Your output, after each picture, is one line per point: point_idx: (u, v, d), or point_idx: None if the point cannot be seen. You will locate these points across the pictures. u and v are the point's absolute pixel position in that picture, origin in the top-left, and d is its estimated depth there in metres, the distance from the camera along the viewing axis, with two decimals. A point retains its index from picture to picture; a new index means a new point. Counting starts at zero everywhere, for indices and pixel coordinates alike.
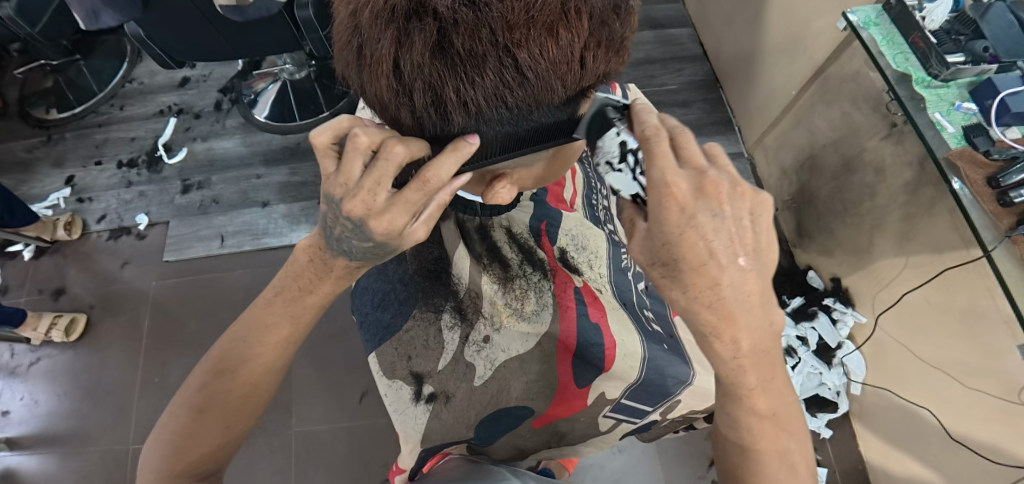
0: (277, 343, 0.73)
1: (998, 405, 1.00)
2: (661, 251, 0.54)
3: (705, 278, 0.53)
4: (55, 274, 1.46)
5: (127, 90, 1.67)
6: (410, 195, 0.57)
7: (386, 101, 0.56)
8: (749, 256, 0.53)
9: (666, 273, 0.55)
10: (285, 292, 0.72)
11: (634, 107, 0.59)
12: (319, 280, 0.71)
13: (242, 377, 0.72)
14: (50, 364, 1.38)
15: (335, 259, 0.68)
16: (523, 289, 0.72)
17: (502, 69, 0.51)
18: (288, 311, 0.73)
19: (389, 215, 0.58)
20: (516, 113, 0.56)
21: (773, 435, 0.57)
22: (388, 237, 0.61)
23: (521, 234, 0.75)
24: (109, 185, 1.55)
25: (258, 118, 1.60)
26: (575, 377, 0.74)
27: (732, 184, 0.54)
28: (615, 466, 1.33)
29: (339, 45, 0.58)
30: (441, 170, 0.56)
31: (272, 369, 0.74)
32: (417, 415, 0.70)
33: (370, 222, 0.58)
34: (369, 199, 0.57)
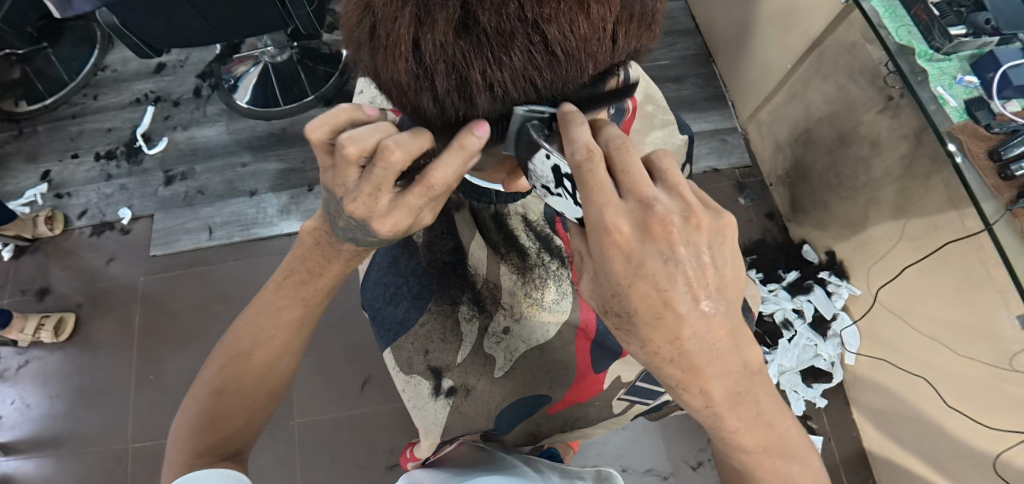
0: (293, 319, 0.71)
1: (990, 371, 1.02)
2: (613, 302, 0.52)
3: (663, 332, 0.51)
4: (38, 274, 1.41)
5: (100, 79, 1.59)
6: (413, 200, 0.54)
7: (403, 87, 0.52)
8: (713, 298, 0.51)
9: (623, 322, 0.53)
10: (292, 276, 0.69)
11: (564, 116, 0.51)
12: (327, 263, 0.68)
13: (257, 360, 0.71)
14: (40, 366, 1.34)
15: (340, 245, 0.64)
16: (543, 279, 0.70)
17: (530, 47, 0.48)
18: (303, 290, 0.70)
19: (392, 218, 0.56)
20: (542, 95, 0.53)
21: (767, 464, 0.57)
22: (394, 235, 0.59)
23: (538, 222, 0.70)
24: (88, 179, 1.50)
25: (240, 104, 1.54)
26: (594, 364, 0.73)
27: (683, 216, 0.50)
28: (618, 442, 1.36)
29: (346, 25, 0.54)
30: (442, 174, 0.53)
31: (293, 345, 0.73)
32: (438, 410, 0.69)
33: (376, 225, 0.57)
34: (371, 202, 0.54)
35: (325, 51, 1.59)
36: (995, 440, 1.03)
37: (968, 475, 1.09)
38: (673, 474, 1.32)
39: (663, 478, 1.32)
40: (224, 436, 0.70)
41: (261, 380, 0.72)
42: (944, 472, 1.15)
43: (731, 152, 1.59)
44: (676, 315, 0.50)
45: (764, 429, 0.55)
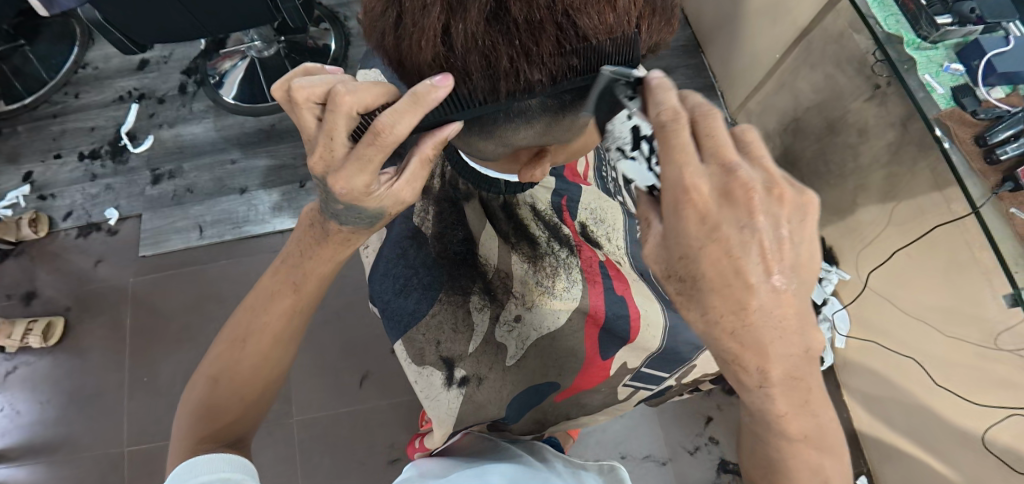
0: (284, 310, 0.69)
1: (976, 349, 1.06)
2: (678, 265, 0.51)
3: (729, 302, 0.50)
4: (24, 278, 1.38)
5: (81, 76, 1.55)
6: (365, 154, 0.53)
7: (429, 74, 0.52)
8: (785, 272, 0.50)
9: (685, 288, 0.52)
10: (289, 259, 0.70)
11: (650, 83, 0.53)
12: (319, 247, 0.68)
13: (252, 349, 0.69)
14: (29, 372, 1.31)
15: (328, 223, 0.65)
16: (554, 267, 0.72)
17: (560, 37, 0.48)
18: (292, 276, 0.69)
19: (345, 174, 0.55)
20: (566, 84, 0.53)
21: (804, 452, 0.56)
22: (357, 196, 0.58)
23: (546, 211, 0.75)
24: (72, 180, 1.46)
25: (227, 100, 1.52)
26: (601, 350, 0.74)
27: (768, 186, 0.50)
28: (617, 429, 1.38)
29: (371, 13, 0.54)
30: (390, 122, 0.50)
31: (284, 339, 0.70)
32: (450, 400, 0.69)
33: (332, 182, 0.56)
34: (326, 152, 0.55)
35: (312, 45, 1.56)
36: (982, 416, 1.07)
37: (958, 451, 1.13)
38: (671, 459, 1.35)
39: (661, 463, 1.35)
40: (227, 423, 0.68)
41: (264, 361, 0.70)
42: (933, 449, 1.19)
43: None
44: (746, 278, 0.49)
45: (797, 420, 0.55)
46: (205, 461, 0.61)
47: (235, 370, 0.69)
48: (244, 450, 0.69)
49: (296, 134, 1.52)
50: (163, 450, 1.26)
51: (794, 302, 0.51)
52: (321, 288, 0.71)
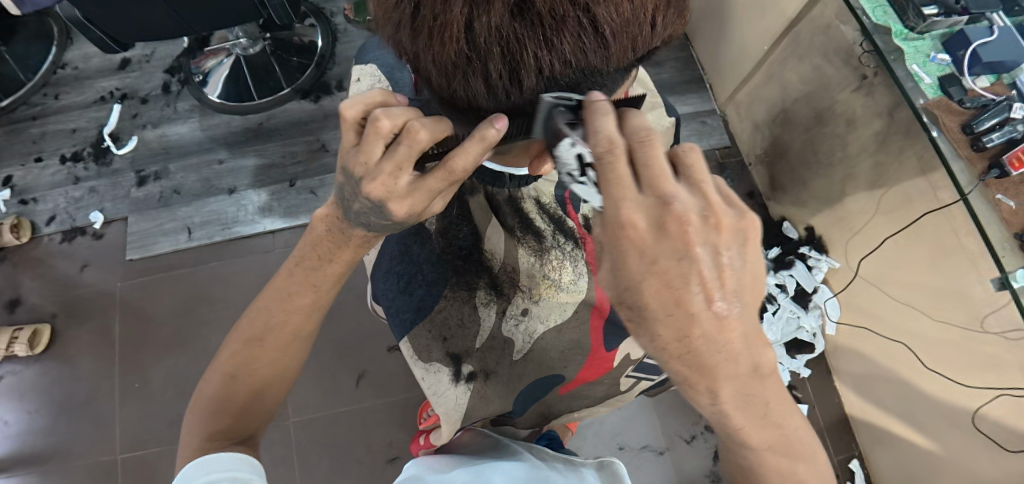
0: (303, 306, 0.68)
1: (963, 333, 1.09)
2: (625, 294, 0.49)
3: (673, 331, 0.49)
4: (8, 284, 1.35)
5: (61, 77, 1.51)
6: (433, 183, 0.55)
7: (448, 71, 0.52)
8: (726, 300, 0.48)
9: (633, 314, 0.50)
10: (305, 261, 0.67)
11: (588, 106, 0.51)
12: (338, 249, 0.66)
13: (270, 348, 0.68)
14: (16, 380, 1.29)
15: (353, 229, 0.63)
16: (560, 261, 0.71)
17: (581, 30, 0.48)
18: (313, 276, 0.67)
19: (408, 200, 0.56)
20: (585, 78, 0.53)
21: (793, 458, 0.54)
22: (410, 217, 0.59)
23: (550, 205, 0.70)
24: (54, 183, 1.43)
25: (212, 99, 1.49)
26: (606, 341, 0.74)
27: (705, 215, 0.48)
28: (614, 421, 1.39)
29: (383, 6, 0.53)
30: (464, 159, 0.53)
31: (302, 336, 0.70)
32: (458, 396, 0.69)
33: (391, 207, 0.56)
34: (390, 181, 0.54)
35: (297, 42, 1.54)
36: (970, 397, 1.09)
37: (947, 432, 1.16)
38: (669, 449, 1.36)
39: (659, 453, 1.36)
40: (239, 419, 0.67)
41: (281, 355, 0.69)
42: (921, 432, 1.21)
43: (711, 134, 1.64)
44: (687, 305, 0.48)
45: (784, 423, 0.53)
46: (228, 459, 0.62)
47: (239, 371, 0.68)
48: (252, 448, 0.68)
49: (284, 132, 1.49)
50: (157, 456, 1.24)
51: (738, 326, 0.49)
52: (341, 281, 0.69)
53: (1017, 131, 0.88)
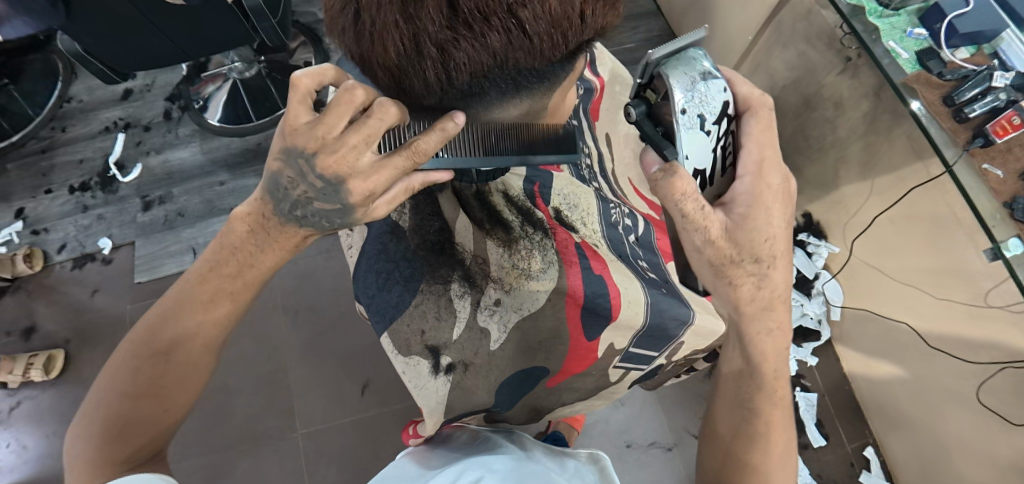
0: (219, 317, 0.68)
1: (967, 308, 1.07)
2: (765, 245, 0.63)
3: (777, 283, 0.66)
4: (22, 313, 1.40)
5: (67, 110, 1.57)
6: (395, 163, 0.55)
7: (391, 71, 0.54)
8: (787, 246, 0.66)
9: (756, 270, 0.64)
10: (223, 267, 0.66)
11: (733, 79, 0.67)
12: (260, 253, 0.65)
13: (181, 362, 0.67)
14: (32, 405, 1.32)
15: (284, 226, 0.62)
16: (529, 250, 0.71)
17: (508, 27, 0.50)
18: (227, 283, 0.66)
19: (370, 179, 0.55)
20: (519, 68, 0.54)
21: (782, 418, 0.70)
22: (359, 199, 0.57)
23: (518, 197, 0.75)
24: (64, 213, 1.48)
25: (212, 123, 1.53)
26: (586, 331, 0.72)
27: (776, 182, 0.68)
28: (620, 418, 1.38)
29: (330, 11, 0.55)
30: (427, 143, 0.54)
31: (217, 343, 0.70)
32: (439, 387, 0.70)
33: (348, 190, 0.56)
34: (348, 157, 0.54)
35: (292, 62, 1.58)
36: (973, 373, 1.08)
37: (958, 412, 1.13)
38: (676, 445, 1.35)
39: (667, 449, 1.35)
40: (150, 438, 0.66)
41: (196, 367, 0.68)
42: (934, 414, 1.19)
43: None
44: (778, 241, 0.64)
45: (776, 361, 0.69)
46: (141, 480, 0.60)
47: (170, 397, 0.67)
48: (163, 461, 0.68)
49: None
50: None
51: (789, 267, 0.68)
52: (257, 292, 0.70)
53: (1000, 99, 0.87)
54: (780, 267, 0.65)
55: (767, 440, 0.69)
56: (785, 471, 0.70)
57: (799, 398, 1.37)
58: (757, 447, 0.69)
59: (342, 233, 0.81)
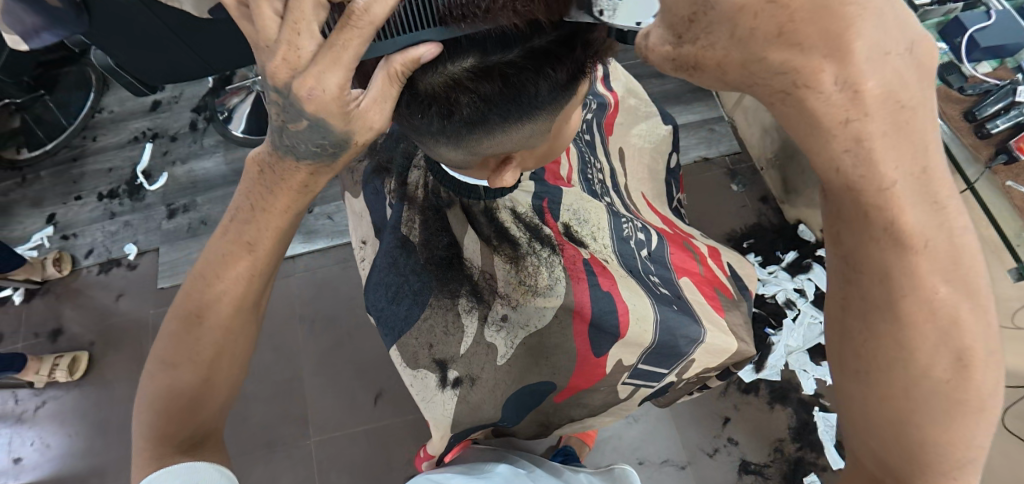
0: (242, 274, 0.58)
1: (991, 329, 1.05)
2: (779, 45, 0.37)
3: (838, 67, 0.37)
4: (50, 315, 1.44)
5: (98, 120, 1.64)
6: (342, 47, 0.41)
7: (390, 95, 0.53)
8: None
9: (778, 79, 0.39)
10: (238, 214, 0.56)
11: None
12: (271, 195, 0.54)
13: (213, 326, 0.59)
14: (56, 404, 1.36)
15: (283, 162, 0.51)
16: (536, 266, 0.70)
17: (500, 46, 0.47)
18: (246, 232, 0.57)
19: (316, 74, 0.42)
20: (520, 96, 0.52)
21: (925, 275, 0.40)
22: (328, 107, 0.44)
23: (526, 213, 0.74)
24: (92, 219, 1.53)
25: (235, 134, 1.57)
26: (594, 347, 0.71)
27: None
28: (633, 435, 1.36)
29: None
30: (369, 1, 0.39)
31: (248, 303, 0.60)
32: (446, 400, 0.71)
33: (300, 93, 0.43)
34: (291, 51, 0.42)
35: None
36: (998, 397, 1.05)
37: None
38: (690, 463, 1.32)
39: (681, 467, 1.32)
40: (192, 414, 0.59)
41: (226, 335, 0.60)
42: None
43: (719, 141, 1.60)
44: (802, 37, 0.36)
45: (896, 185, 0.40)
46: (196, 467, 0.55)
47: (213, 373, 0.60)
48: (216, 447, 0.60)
49: None
50: None
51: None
52: (282, 242, 0.59)
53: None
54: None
55: (895, 319, 0.41)
56: (957, 371, 0.41)
57: (817, 417, 1.33)
58: (885, 329, 0.42)
59: (357, 245, 0.82)
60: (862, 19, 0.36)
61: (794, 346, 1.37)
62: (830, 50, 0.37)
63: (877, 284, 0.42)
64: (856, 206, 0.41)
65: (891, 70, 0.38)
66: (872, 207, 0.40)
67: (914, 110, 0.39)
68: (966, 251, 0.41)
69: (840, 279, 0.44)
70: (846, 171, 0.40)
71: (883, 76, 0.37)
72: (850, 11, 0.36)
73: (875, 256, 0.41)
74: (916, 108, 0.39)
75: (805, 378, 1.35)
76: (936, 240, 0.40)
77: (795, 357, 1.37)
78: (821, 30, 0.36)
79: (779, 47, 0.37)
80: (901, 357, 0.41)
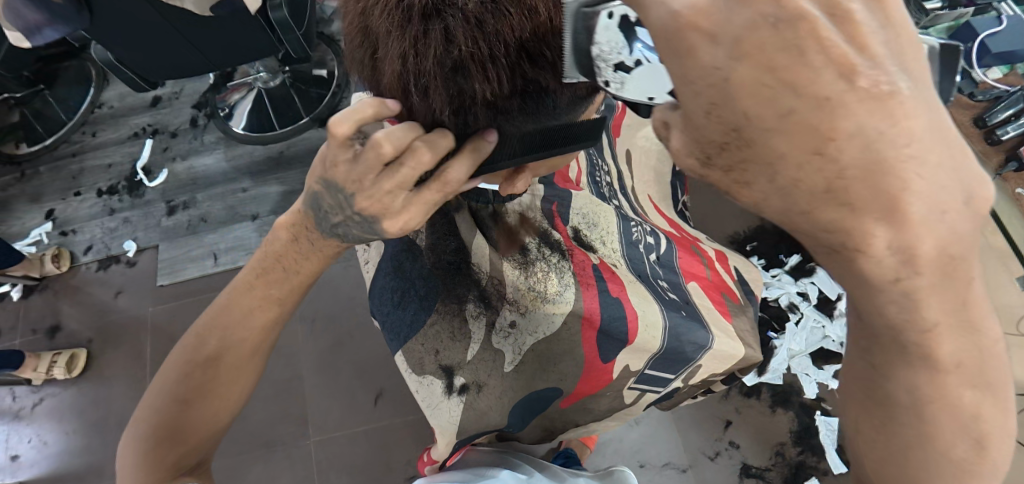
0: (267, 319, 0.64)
1: None
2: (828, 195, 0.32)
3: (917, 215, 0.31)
4: (49, 312, 1.43)
5: (98, 116, 1.62)
6: (423, 199, 0.49)
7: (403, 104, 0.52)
8: (874, 66, 0.30)
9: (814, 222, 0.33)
10: (265, 274, 0.62)
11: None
12: (303, 261, 0.59)
13: (228, 365, 0.65)
14: (54, 402, 1.35)
15: (323, 239, 0.56)
16: (545, 271, 0.70)
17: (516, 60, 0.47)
18: (271, 289, 0.62)
19: (404, 217, 0.50)
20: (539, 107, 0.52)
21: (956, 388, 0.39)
22: (386, 214, 0.50)
23: (535, 218, 0.73)
24: (91, 215, 1.52)
25: (236, 131, 1.54)
26: (601, 353, 0.71)
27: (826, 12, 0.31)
28: (634, 437, 1.35)
29: (348, 46, 0.55)
30: (456, 172, 0.49)
31: (262, 348, 0.67)
32: (451, 408, 0.69)
33: (379, 226, 0.52)
34: (356, 181, 0.49)
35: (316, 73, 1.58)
36: None
37: None
38: (691, 466, 1.32)
39: (682, 470, 1.32)
40: (197, 441, 0.66)
41: (239, 372, 0.66)
42: None
43: None
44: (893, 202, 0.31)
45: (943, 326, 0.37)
46: None
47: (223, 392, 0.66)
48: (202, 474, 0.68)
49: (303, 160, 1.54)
50: None
51: (922, 113, 0.31)
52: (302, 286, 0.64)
53: None
54: (813, 115, 0.30)
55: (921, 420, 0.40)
56: (977, 451, 0.41)
57: (819, 421, 1.32)
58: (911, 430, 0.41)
59: (360, 247, 0.81)
60: (918, 177, 0.31)
61: (795, 350, 1.36)
62: (884, 212, 0.31)
63: (903, 394, 0.40)
64: (896, 340, 0.38)
65: (947, 229, 0.32)
66: (909, 342, 0.38)
67: (964, 256, 0.34)
68: (996, 356, 0.39)
69: (860, 373, 0.43)
70: (891, 317, 0.37)
71: (940, 235, 0.32)
72: (906, 169, 0.31)
73: (902, 371, 0.39)
74: (965, 255, 0.34)
75: (807, 381, 1.35)
76: (971, 359, 0.38)
77: (797, 361, 1.36)
78: (875, 190, 0.31)
79: (829, 204, 0.32)
80: (920, 447, 0.41)
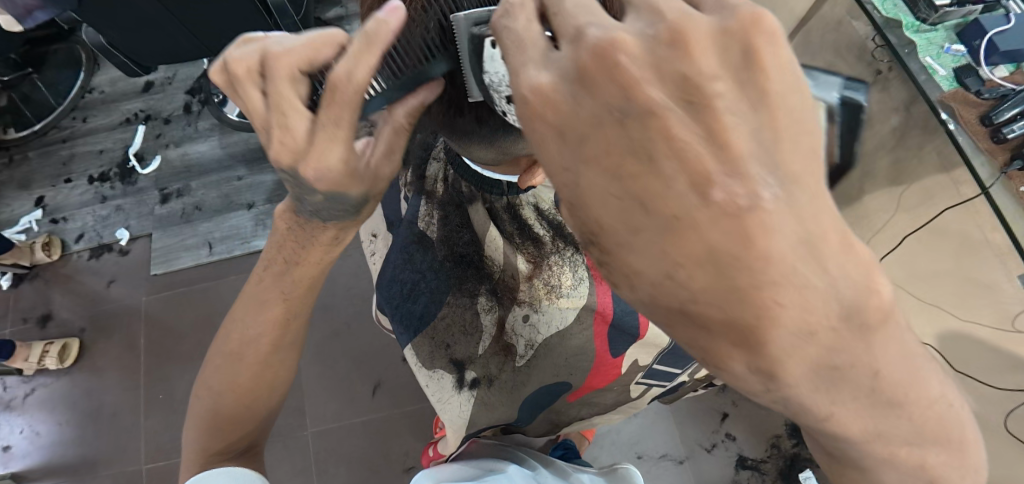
0: (280, 314, 0.61)
1: None
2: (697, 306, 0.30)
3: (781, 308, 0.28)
4: (40, 301, 1.41)
5: (88, 101, 1.59)
6: (334, 118, 0.41)
7: None
8: (733, 176, 0.28)
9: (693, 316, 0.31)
10: (272, 266, 0.59)
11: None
12: (304, 250, 0.56)
13: (250, 357, 0.63)
14: (47, 393, 1.33)
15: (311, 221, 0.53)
16: (559, 267, 0.67)
17: None
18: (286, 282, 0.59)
19: (315, 154, 0.42)
20: None
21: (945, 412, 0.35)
22: (338, 180, 0.45)
23: (549, 210, 0.67)
24: (82, 202, 1.49)
25: (230, 117, 1.50)
26: (611, 348, 0.71)
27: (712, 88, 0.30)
28: (631, 429, 1.36)
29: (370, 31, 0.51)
30: (349, 67, 0.38)
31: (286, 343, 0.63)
32: (462, 402, 0.72)
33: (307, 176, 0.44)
34: (286, 135, 0.42)
35: None
36: None
37: None
38: (688, 457, 1.33)
39: (678, 462, 1.33)
40: (240, 434, 0.66)
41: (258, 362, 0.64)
42: None
43: None
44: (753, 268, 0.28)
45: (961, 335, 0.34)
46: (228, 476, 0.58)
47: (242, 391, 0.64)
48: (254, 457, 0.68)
49: None
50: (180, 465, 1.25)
51: (783, 229, 0.28)
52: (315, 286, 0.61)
53: None
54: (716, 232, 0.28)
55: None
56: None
57: None
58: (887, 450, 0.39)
59: (366, 239, 0.81)
60: (783, 304, 0.28)
61: None
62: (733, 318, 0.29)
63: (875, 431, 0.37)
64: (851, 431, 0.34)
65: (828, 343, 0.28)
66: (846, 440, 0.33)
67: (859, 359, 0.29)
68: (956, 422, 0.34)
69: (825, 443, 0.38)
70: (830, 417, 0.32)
71: (813, 356, 0.29)
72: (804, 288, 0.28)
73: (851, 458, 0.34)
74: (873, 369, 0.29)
75: None
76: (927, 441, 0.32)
77: None
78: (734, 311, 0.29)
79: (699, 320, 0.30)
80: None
